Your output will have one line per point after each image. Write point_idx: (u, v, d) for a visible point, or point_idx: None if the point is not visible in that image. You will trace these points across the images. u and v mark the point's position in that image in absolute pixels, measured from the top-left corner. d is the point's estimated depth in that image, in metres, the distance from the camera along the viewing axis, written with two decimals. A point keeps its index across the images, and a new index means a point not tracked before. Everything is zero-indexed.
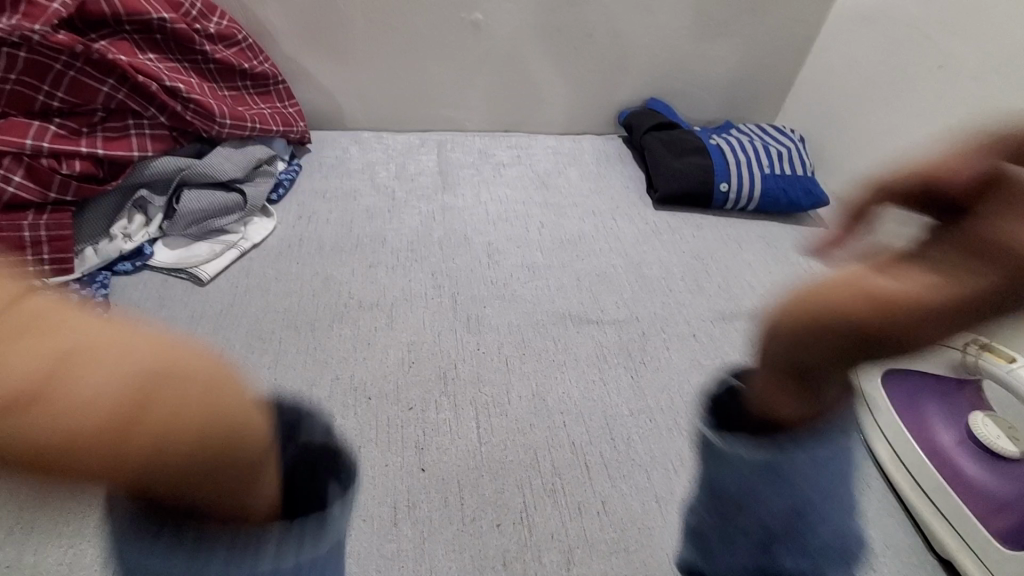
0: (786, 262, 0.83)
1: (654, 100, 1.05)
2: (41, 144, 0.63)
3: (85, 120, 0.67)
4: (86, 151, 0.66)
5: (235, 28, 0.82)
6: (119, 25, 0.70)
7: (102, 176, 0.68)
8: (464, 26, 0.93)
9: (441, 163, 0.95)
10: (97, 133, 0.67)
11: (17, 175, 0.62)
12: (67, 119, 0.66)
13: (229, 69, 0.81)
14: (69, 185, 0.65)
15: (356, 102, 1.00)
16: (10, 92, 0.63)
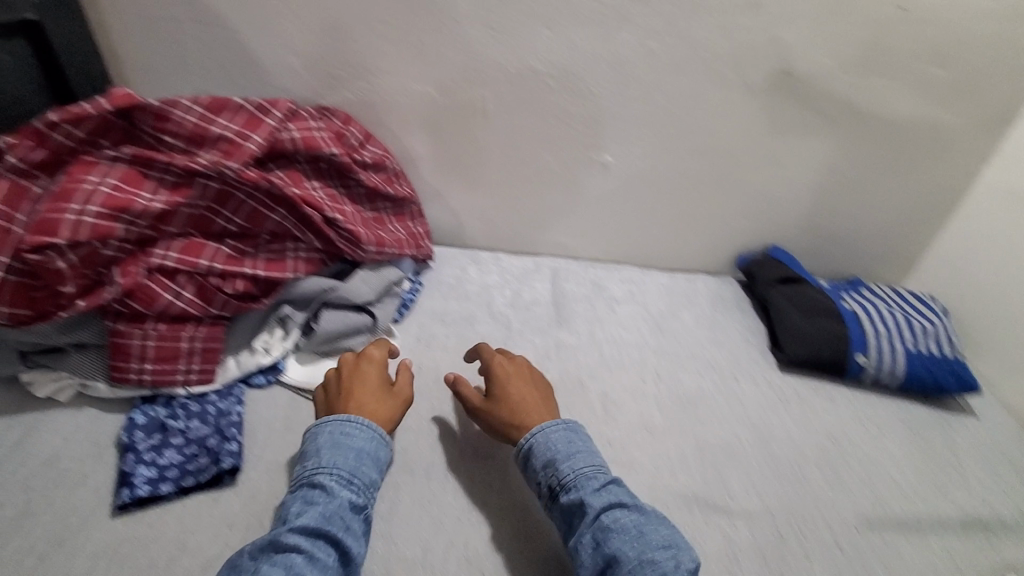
0: (933, 457, 0.75)
1: (776, 249, 1.02)
2: (213, 265, 0.68)
3: (252, 241, 0.72)
4: (248, 272, 0.70)
5: (387, 158, 0.89)
6: (293, 158, 0.76)
7: (256, 294, 0.72)
8: (594, 166, 0.95)
9: (556, 294, 0.95)
10: (260, 254, 0.72)
11: (188, 292, 0.67)
12: (237, 241, 0.71)
13: (375, 194, 0.87)
14: (229, 303, 0.69)
15: (477, 224, 1.03)
16: (195, 216, 0.67)
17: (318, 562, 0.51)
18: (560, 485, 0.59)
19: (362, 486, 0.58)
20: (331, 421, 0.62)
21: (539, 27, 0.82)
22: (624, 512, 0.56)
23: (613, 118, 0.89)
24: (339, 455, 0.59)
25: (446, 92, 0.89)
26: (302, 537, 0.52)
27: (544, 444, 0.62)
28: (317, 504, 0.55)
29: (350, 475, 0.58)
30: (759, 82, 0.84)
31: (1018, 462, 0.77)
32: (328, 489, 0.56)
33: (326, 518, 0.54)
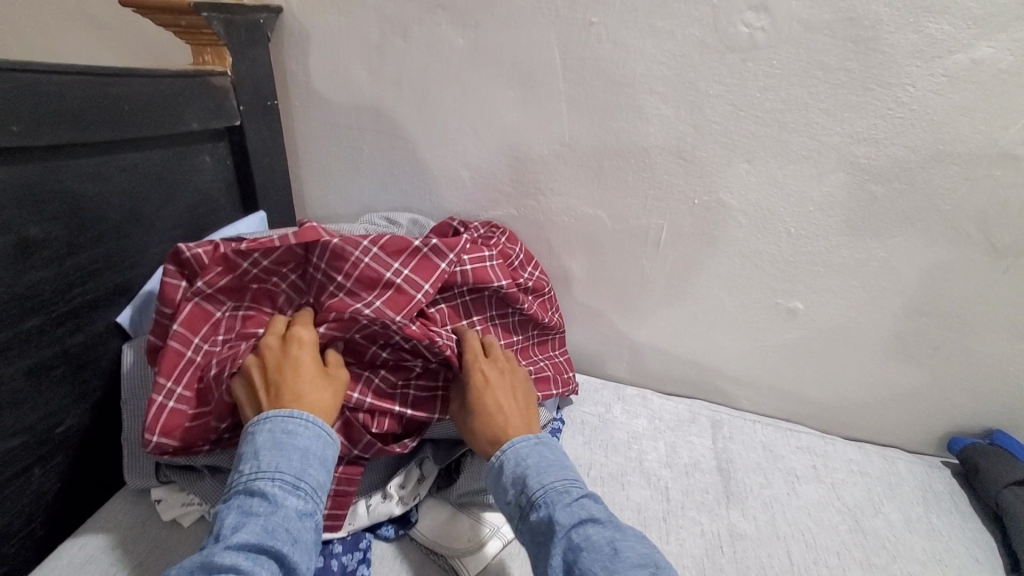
0: None
1: (1002, 434, 0.82)
2: (364, 400, 0.61)
3: (404, 373, 0.65)
4: (397, 410, 0.62)
5: (545, 282, 0.82)
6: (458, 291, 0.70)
7: (398, 432, 0.64)
8: (776, 310, 0.82)
9: (720, 456, 0.80)
10: (410, 390, 0.64)
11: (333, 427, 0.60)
12: (389, 372, 0.65)
13: (530, 322, 0.79)
14: (373, 444, 0.61)
15: (625, 355, 0.93)
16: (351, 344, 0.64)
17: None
18: (528, 507, 0.51)
19: (309, 492, 0.49)
20: (266, 421, 0.52)
21: (737, 161, 0.75)
22: (595, 529, 0.48)
23: (810, 260, 0.78)
24: (282, 457, 0.50)
25: (617, 216, 0.82)
26: (235, 554, 0.43)
27: (511, 461, 0.55)
28: (257, 514, 0.46)
29: (296, 479, 0.49)
30: (1009, 242, 0.71)
31: None
32: (270, 498, 0.47)
33: (270, 530, 0.45)
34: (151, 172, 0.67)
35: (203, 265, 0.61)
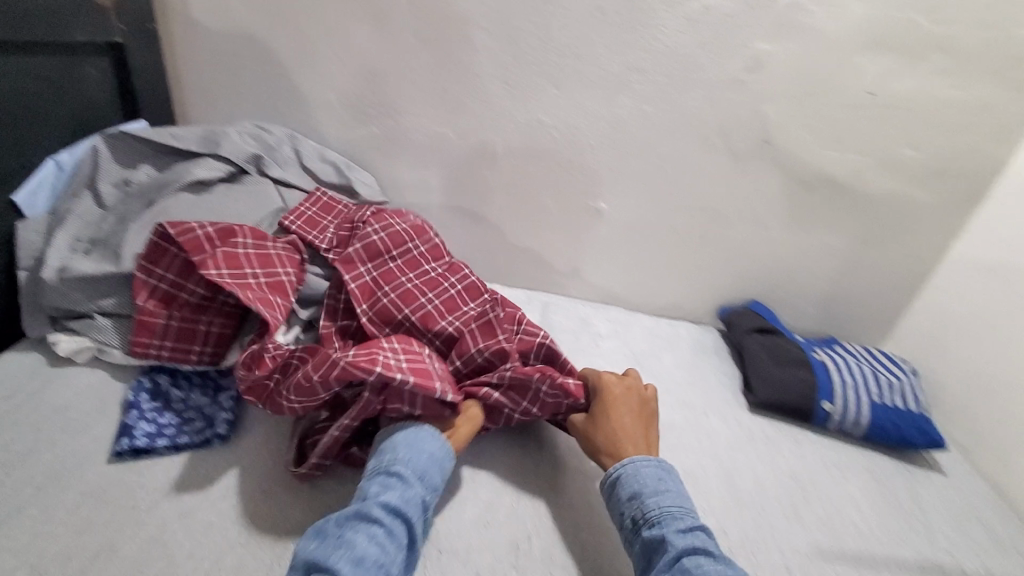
0: (897, 506, 0.76)
1: (757, 303, 1.08)
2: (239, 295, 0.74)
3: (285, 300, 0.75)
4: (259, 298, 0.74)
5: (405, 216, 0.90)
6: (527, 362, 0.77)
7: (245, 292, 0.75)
8: (588, 211, 1.04)
9: (544, 325, 1.02)
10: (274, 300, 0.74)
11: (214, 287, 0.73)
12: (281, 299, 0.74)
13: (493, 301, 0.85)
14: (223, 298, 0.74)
15: (478, 257, 1.13)
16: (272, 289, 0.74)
17: (391, 539, 0.53)
18: (640, 520, 0.59)
19: (428, 484, 0.59)
20: (401, 425, 0.64)
21: (548, 86, 0.94)
22: (709, 561, 0.54)
23: (609, 168, 0.99)
24: (416, 453, 0.61)
25: (460, 133, 1.00)
26: (384, 513, 0.54)
27: (633, 478, 0.63)
28: (398, 488, 0.57)
29: (423, 471, 0.60)
30: (743, 148, 0.94)
31: (984, 520, 0.77)
32: (404, 478, 0.58)
33: (405, 501, 0.56)
34: (41, 73, 0.78)
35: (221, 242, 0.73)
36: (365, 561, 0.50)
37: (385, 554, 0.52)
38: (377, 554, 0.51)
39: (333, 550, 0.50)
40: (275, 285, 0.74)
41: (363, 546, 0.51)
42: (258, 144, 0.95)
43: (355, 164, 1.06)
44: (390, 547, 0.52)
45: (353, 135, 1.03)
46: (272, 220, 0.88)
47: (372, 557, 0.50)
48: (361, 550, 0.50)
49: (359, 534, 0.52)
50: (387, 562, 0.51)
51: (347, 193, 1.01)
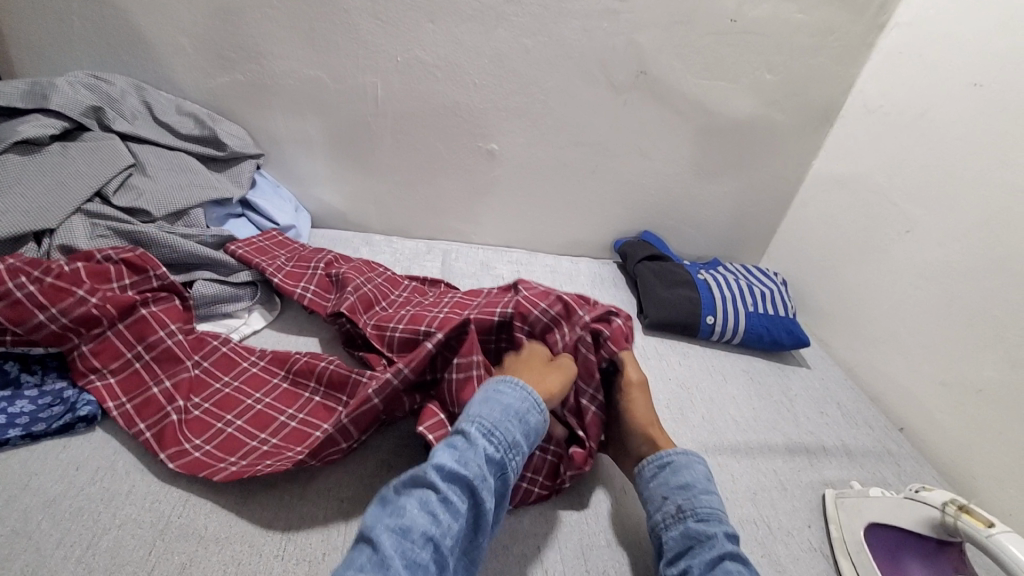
0: (769, 399, 0.85)
1: (647, 233, 1.14)
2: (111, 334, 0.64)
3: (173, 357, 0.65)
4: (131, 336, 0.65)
5: (315, 253, 0.87)
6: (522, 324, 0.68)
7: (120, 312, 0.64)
8: (480, 153, 1.02)
9: (445, 272, 1.02)
10: (147, 353, 0.64)
11: (65, 317, 0.61)
12: (158, 359, 0.64)
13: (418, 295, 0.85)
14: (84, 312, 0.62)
15: (372, 209, 1.08)
16: (156, 355, 0.64)
17: (455, 511, 0.45)
18: (685, 511, 0.54)
19: (501, 444, 0.50)
20: (490, 386, 0.57)
21: (424, 21, 0.88)
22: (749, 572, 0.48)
23: (495, 106, 0.97)
24: (489, 416, 0.52)
25: (334, 75, 0.93)
26: (440, 479, 0.46)
27: (688, 470, 0.58)
28: (456, 448, 0.48)
29: (492, 432, 0.51)
30: (622, 79, 0.96)
31: (839, 401, 0.88)
32: (469, 442, 0.49)
33: (463, 464, 0.47)
34: None
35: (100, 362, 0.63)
36: (412, 531, 0.42)
37: (442, 523, 0.44)
38: (432, 524, 0.43)
39: (381, 522, 0.43)
40: (141, 324, 0.65)
41: (412, 516, 0.43)
42: (95, 97, 0.82)
43: (221, 116, 0.95)
44: (445, 516, 0.44)
45: (216, 85, 0.92)
46: (118, 180, 0.78)
47: (421, 527, 0.43)
48: (408, 519, 0.43)
49: (409, 503, 0.44)
50: (443, 531, 0.43)
51: (213, 146, 0.91)
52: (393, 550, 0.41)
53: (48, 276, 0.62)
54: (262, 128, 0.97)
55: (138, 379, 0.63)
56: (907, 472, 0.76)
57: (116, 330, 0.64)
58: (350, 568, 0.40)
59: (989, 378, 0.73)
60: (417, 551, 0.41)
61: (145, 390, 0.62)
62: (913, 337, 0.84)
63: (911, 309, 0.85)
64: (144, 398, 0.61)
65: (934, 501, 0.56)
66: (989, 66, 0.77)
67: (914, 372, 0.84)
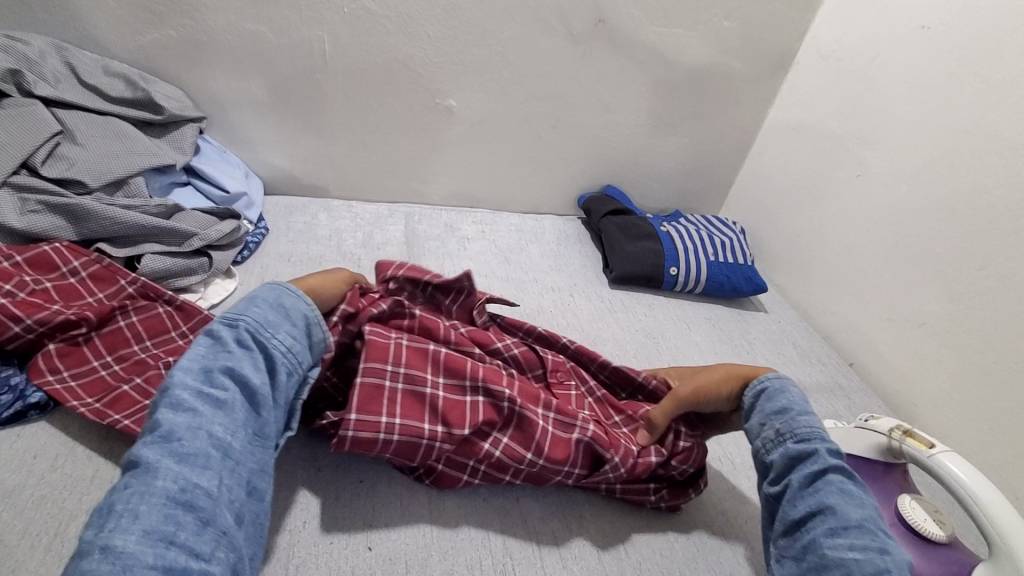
0: (729, 344, 0.88)
1: (611, 188, 1.14)
2: (83, 348, 0.61)
3: (149, 364, 0.61)
4: (104, 350, 0.61)
5: None
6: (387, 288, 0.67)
7: (93, 323, 0.62)
8: (438, 110, 0.99)
9: (408, 235, 1.00)
10: (120, 363, 0.61)
11: (34, 323, 0.58)
12: (130, 366, 0.60)
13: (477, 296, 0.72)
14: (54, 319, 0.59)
15: (328, 173, 1.04)
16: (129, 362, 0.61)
17: (220, 401, 0.45)
18: (783, 433, 0.53)
19: (260, 335, 0.50)
20: (256, 296, 0.53)
21: None
22: (852, 481, 0.49)
23: (451, 59, 0.94)
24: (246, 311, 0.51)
25: (277, 29, 0.87)
26: (189, 378, 0.45)
27: (781, 394, 0.57)
28: (205, 352, 0.47)
29: (236, 323, 0.50)
30: (580, 29, 0.93)
31: (795, 342, 0.92)
32: (222, 340, 0.49)
33: (217, 362, 0.46)
34: None
35: (67, 368, 0.58)
36: (175, 433, 0.41)
37: (205, 413, 0.43)
38: (194, 416, 0.43)
39: (139, 444, 0.41)
40: (115, 334, 0.63)
41: (169, 421, 0.42)
42: (11, 58, 0.74)
43: (153, 75, 0.87)
44: (206, 410, 0.44)
45: (147, 42, 0.84)
46: (47, 150, 0.72)
47: (184, 425, 0.42)
48: (166, 425, 0.42)
49: (161, 411, 0.43)
50: (209, 421, 0.43)
51: (148, 109, 0.84)
52: (160, 457, 0.40)
53: (23, 293, 0.61)
54: (202, 89, 0.91)
55: (105, 383, 0.59)
56: (856, 403, 0.82)
57: (88, 339, 0.61)
58: (114, 495, 0.38)
59: (931, 312, 0.77)
60: (188, 446, 0.41)
61: (114, 389, 0.58)
62: (863, 278, 0.88)
63: (860, 252, 0.89)
64: (115, 395, 0.57)
65: (881, 428, 0.58)
66: (936, 8, 0.79)
67: (862, 311, 0.88)
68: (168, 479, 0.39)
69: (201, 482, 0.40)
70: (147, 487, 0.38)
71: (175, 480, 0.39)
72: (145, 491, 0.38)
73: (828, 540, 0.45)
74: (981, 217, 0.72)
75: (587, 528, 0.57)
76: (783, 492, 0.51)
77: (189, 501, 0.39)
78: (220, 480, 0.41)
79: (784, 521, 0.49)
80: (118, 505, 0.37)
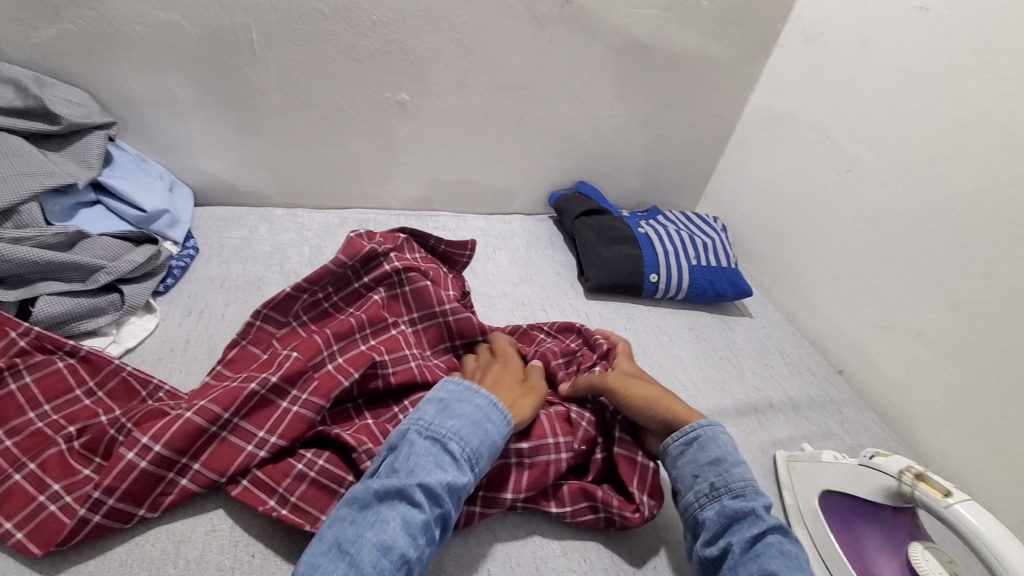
0: (715, 357, 0.82)
1: (583, 184, 1.06)
2: None
3: (49, 437, 0.52)
4: None
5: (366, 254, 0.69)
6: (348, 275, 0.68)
7: None
8: (390, 105, 0.88)
9: None
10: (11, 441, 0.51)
11: None
12: (26, 443, 0.51)
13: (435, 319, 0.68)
14: None
15: (269, 179, 0.93)
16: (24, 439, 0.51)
17: (433, 535, 0.45)
18: (719, 488, 0.52)
19: (483, 463, 0.50)
20: (483, 396, 0.53)
21: None
22: (788, 541, 0.48)
23: (401, 48, 0.83)
24: (480, 431, 0.50)
25: (195, 18, 0.74)
26: (425, 500, 0.45)
27: (714, 441, 0.55)
28: (443, 466, 0.47)
29: (478, 454, 0.49)
30: (545, 11, 0.84)
31: (782, 350, 0.87)
32: (455, 456, 0.48)
33: (450, 485, 0.46)
34: None
35: None
36: (391, 552, 0.42)
37: (419, 545, 0.44)
38: (412, 545, 0.43)
39: (360, 539, 0.43)
40: (4, 403, 0.53)
41: (393, 534, 0.43)
42: None
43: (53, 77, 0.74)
44: (420, 536, 0.44)
45: (36, 37, 0.71)
46: None
47: (399, 551, 0.42)
48: (388, 542, 0.42)
49: (391, 517, 0.44)
50: (417, 556, 0.43)
51: (41, 119, 0.71)
52: (370, 570, 0.41)
53: None
54: (111, 90, 0.78)
55: None
56: (848, 418, 0.77)
57: None
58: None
59: (928, 321, 0.72)
60: (391, 571, 0.41)
61: (4, 479, 0.48)
62: (853, 281, 0.82)
63: (849, 253, 0.83)
64: (3, 490, 0.48)
65: (889, 470, 0.53)
66: None
67: (853, 316, 0.83)
68: None
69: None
70: None
71: None
72: None
73: None
74: (984, 219, 0.66)
75: None
76: (720, 555, 0.48)
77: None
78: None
79: None
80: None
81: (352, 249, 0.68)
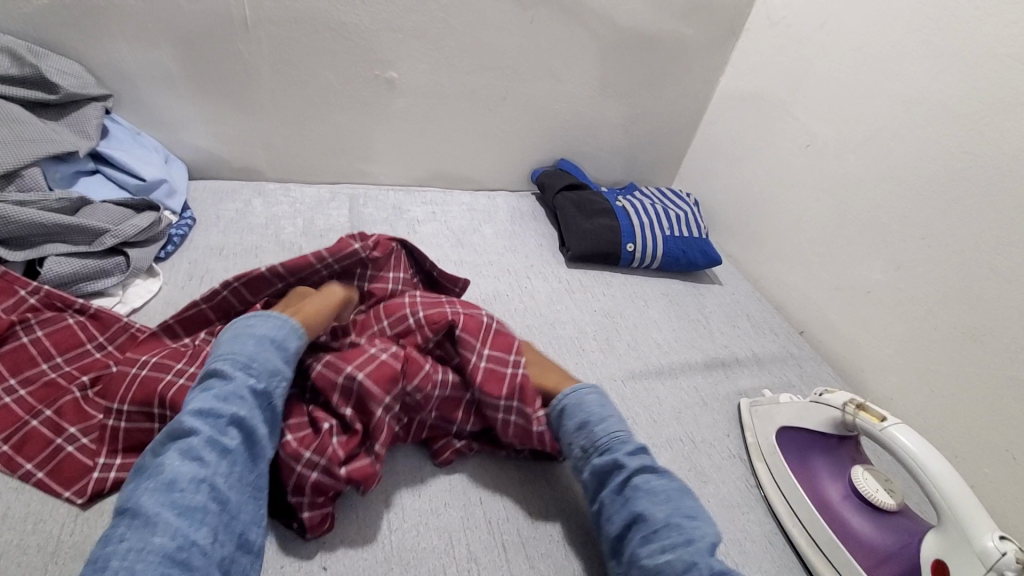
0: (686, 319, 0.88)
1: (565, 162, 1.11)
2: None
3: (62, 387, 0.55)
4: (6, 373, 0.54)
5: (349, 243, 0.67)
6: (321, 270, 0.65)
7: None
8: (378, 82, 0.92)
9: (353, 219, 0.94)
10: (26, 389, 0.54)
11: None
12: (39, 391, 0.54)
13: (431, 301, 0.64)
14: None
15: (261, 154, 0.96)
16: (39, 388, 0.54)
17: (226, 450, 0.45)
18: (588, 450, 0.53)
19: (263, 372, 0.50)
20: (239, 320, 0.54)
21: None
22: (656, 477, 0.51)
23: (389, 26, 0.86)
24: (242, 344, 0.51)
25: None
26: (198, 422, 0.45)
27: (579, 406, 0.56)
28: (211, 390, 0.47)
29: (251, 362, 0.50)
30: None
31: (749, 314, 0.94)
32: (224, 376, 0.48)
33: (222, 403, 0.46)
34: None
35: None
36: (178, 483, 0.42)
37: (212, 464, 0.44)
38: (201, 467, 0.43)
39: (138, 489, 0.42)
40: (16, 353, 0.56)
41: (173, 467, 0.43)
42: None
43: (47, 49, 0.76)
44: (211, 457, 0.44)
45: (32, 9, 0.73)
46: None
47: (188, 477, 0.42)
48: (170, 472, 0.42)
49: (170, 455, 0.43)
50: (213, 473, 0.44)
51: (39, 89, 0.73)
52: (159, 510, 0.40)
53: None
54: (105, 63, 0.80)
55: (11, 415, 0.52)
56: (808, 372, 0.84)
57: None
58: (107, 546, 0.38)
59: (876, 281, 0.79)
60: (189, 498, 0.42)
61: (21, 425, 0.51)
62: (812, 248, 0.89)
63: (809, 223, 0.90)
64: (22, 435, 0.51)
65: (835, 402, 0.59)
66: None
67: (812, 280, 0.90)
68: (166, 535, 0.39)
69: (197, 539, 0.40)
70: (143, 545, 0.38)
71: (172, 536, 0.39)
72: (140, 550, 0.38)
73: (644, 550, 0.46)
74: (925, 186, 0.73)
75: (554, 522, 0.56)
76: (600, 509, 0.51)
77: (185, 559, 0.39)
78: (215, 536, 0.42)
79: (609, 541, 0.49)
80: (112, 562, 0.37)
81: (338, 247, 0.65)
